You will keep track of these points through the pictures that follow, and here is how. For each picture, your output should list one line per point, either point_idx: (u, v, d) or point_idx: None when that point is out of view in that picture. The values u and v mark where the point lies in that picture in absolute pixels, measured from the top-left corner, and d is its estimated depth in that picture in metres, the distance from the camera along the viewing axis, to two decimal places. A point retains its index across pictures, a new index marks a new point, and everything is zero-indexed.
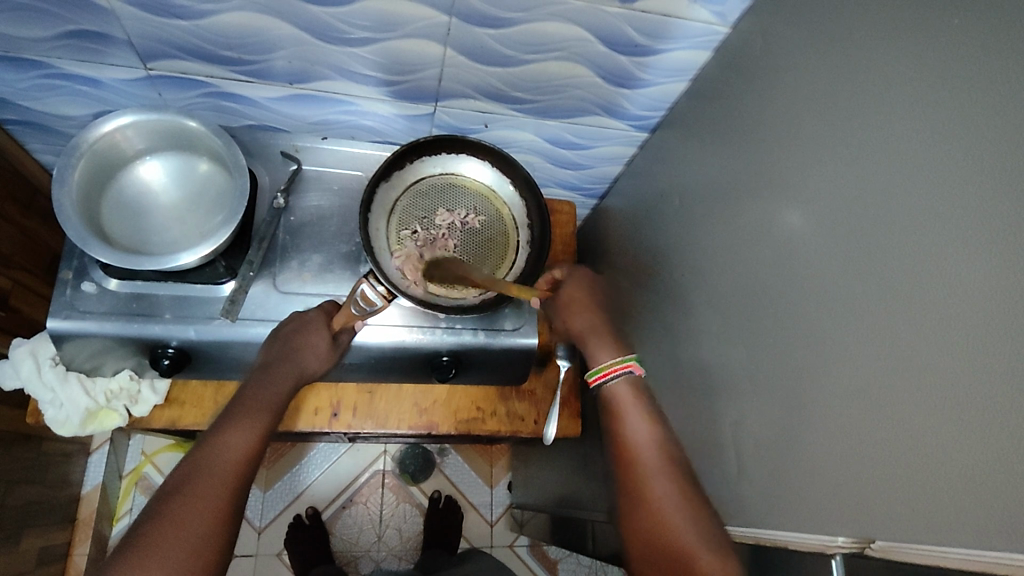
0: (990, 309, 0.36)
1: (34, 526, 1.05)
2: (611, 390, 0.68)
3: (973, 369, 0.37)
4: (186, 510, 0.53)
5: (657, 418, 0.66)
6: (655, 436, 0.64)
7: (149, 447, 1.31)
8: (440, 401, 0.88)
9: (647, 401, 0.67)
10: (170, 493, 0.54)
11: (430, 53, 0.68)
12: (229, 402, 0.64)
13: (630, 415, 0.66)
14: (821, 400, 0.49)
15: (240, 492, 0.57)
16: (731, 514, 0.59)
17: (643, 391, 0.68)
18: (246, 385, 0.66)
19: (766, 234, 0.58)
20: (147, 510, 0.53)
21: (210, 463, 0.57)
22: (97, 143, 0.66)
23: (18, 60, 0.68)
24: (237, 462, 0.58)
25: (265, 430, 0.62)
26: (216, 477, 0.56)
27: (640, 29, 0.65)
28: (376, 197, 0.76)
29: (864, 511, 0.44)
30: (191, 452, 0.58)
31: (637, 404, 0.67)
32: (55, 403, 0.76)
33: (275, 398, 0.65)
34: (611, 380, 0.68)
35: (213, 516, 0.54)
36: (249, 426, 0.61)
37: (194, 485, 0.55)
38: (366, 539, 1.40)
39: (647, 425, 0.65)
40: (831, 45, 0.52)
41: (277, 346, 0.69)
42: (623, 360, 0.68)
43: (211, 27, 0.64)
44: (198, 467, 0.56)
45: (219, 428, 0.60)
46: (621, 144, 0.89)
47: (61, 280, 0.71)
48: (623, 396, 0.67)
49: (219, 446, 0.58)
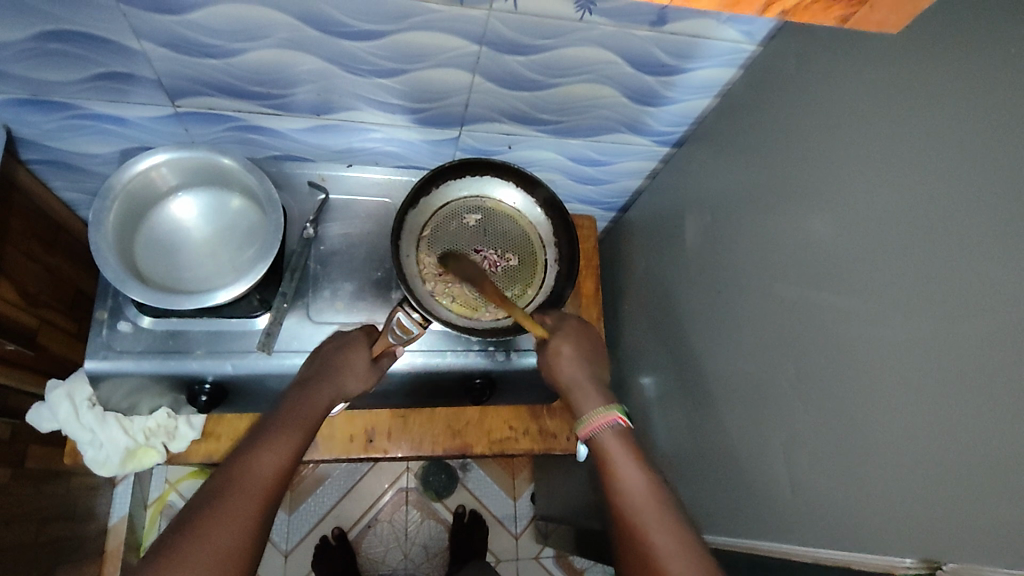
0: None
1: (65, 562, 1.05)
2: (600, 440, 0.64)
3: None
4: (216, 521, 0.52)
5: (649, 466, 0.62)
6: (646, 482, 0.60)
7: (172, 475, 1.31)
8: (473, 422, 0.88)
9: (637, 448, 0.63)
10: (208, 500, 0.54)
11: (457, 81, 0.68)
12: (269, 415, 0.63)
13: (620, 460, 0.62)
14: (869, 418, 0.49)
15: (269, 508, 0.56)
16: (781, 532, 0.59)
17: (636, 443, 0.64)
18: (285, 399, 0.65)
19: (803, 250, 0.58)
20: (181, 516, 0.53)
21: (241, 474, 0.56)
22: (131, 182, 0.66)
23: (46, 103, 0.68)
24: (272, 477, 0.57)
25: (302, 446, 0.61)
26: (250, 488, 0.55)
27: (668, 50, 0.66)
28: (406, 223, 0.76)
29: (924, 533, 0.44)
30: (225, 463, 0.58)
31: (625, 450, 0.62)
32: (93, 443, 0.75)
33: (315, 411, 0.64)
34: (595, 430, 0.64)
35: (244, 532, 0.53)
36: (288, 440, 0.60)
37: (230, 494, 0.54)
38: (392, 557, 1.40)
39: (639, 468, 0.61)
40: (864, 63, 0.52)
41: (318, 363, 0.69)
42: (610, 410, 0.65)
43: (239, 64, 0.64)
44: (237, 476, 0.56)
45: (257, 440, 0.59)
46: (643, 159, 0.89)
47: (96, 321, 0.71)
48: (612, 444, 0.63)
49: (258, 457, 0.58)
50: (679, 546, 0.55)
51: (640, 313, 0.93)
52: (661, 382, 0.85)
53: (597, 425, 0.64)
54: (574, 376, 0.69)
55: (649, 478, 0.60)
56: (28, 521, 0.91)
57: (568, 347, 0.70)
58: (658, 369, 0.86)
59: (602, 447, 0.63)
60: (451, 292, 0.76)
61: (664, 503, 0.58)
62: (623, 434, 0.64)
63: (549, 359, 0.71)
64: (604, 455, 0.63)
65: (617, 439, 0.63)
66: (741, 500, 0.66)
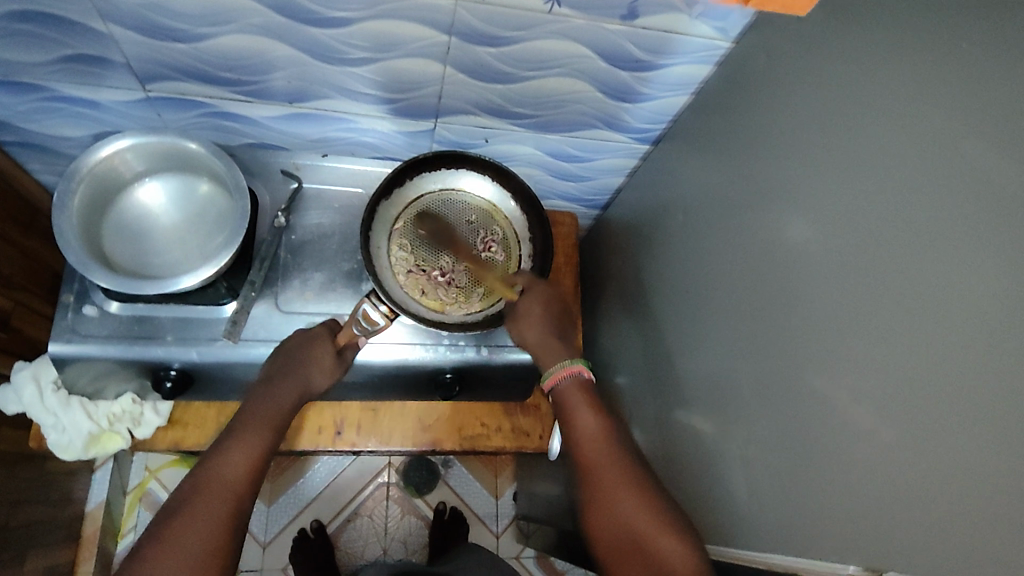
0: (997, 338, 0.36)
1: (38, 547, 1.04)
2: (563, 389, 0.67)
3: (980, 397, 0.36)
4: (186, 529, 0.53)
5: (604, 409, 0.66)
6: (602, 431, 0.64)
7: (152, 463, 1.31)
8: (444, 418, 0.87)
9: (593, 396, 0.67)
10: (174, 508, 0.55)
11: (429, 71, 0.68)
12: (233, 418, 0.63)
13: (578, 407, 0.66)
14: (826, 422, 0.48)
15: (241, 509, 0.57)
16: (739, 536, 0.58)
17: (595, 394, 0.67)
18: (247, 398, 0.65)
19: (770, 251, 0.57)
20: (151, 525, 0.54)
21: (209, 479, 0.57)
22: (97, 167, 0.66)
23: (17, 84, 0.68)
24: (238, 476, 0.58)
25: (268, 444, 0.62)
26: (216, 491, 0.56)
27: (641, 45, 0.65)
28: (377, 215, 0.76)
29: (874, 541, 0.43)
30: (192, 469, 0.58)
31: (582, 398, 0.66)
32: (57, 427, 0.75)
33: (280, 410, 0.65)
34: (558, 380, 0.68)
35: (214, 533, 0.54)
36: (251, 439, 0.61)
37: (197, 499, 0.55)
38: (371, 553, 1.39)
39: (593, 414, 0.65)
40: (833, 61, 0.51)
41: (280, 361, 0.68)
42: (573, 361, 0.68)
43: (209, 49, 0.64)
44: (203, 480, 0.57)
45: (220, 444, 0.60)
46: (623, 156, 0.88)
47: (62, 304, 0.71)
48: (573, 394, 0.66)
49: (222, 460, 0.58)
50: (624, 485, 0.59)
51: (617, 312, 0.93)
52: (634, 382, 0.85)
53: (560, 375, 0.68)
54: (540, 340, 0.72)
55: (602, 422, 0.64)
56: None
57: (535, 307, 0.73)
58: (632, 368, 0.86)
59: (564, 397, 0.67)
60: (426, 288, 0.76)
61: (614, 446, 0.63)
62: (584, 384, 0.68)
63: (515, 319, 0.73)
64: (566, 406, 0.66)
65: (579, 389, 0.67)
66: (704, 503, 0.65)
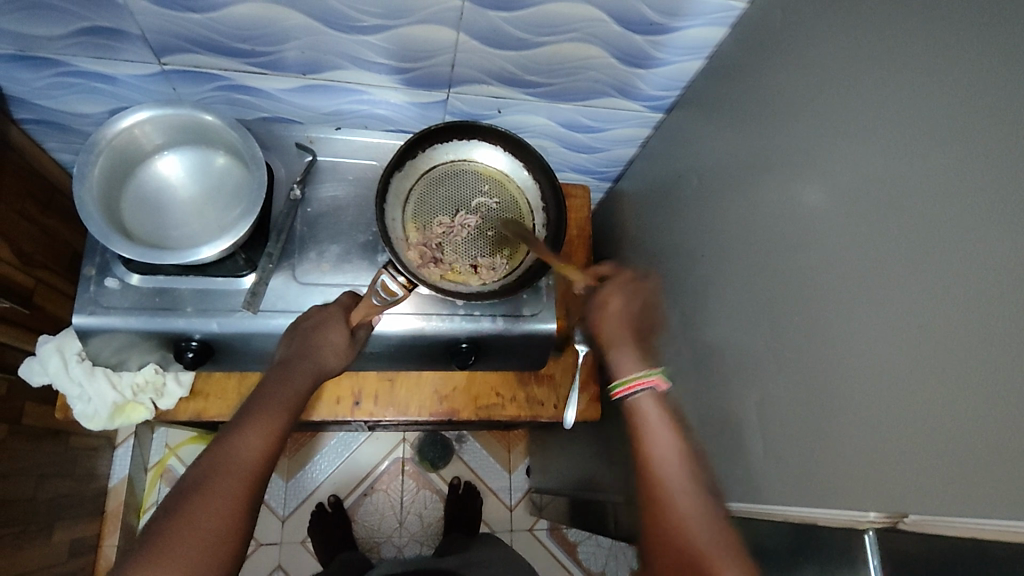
0: (1008, 282, 0.36)
1: (66, 519, 1.07)
2: (635, 403, 0.62)
3: (990, 342, 0.37)
4: (200, 509, 0.52)
5: (687, 437, 0.60)
6: (681, 456, 0.58)
7: (172, 440, 1.33)
8: (460, 388, 0.88)
9: (674, 416, 0.61)
10: (190, 486, 0.54)
11: (442, 38, 0.68)
12: (250, 394, 0.63)
13: (654, 427, 0.60)
14: (842, 376, 0.48)
15: (256, 492, 0.56)
16: (754, 494, 0.59)
17: (671, 410, 0.62)
18: (265, 380, 0.65)
19: (784, 213, 0.57)
20: (166, 502, 0.53)
21: (227, 461, 0.56)
22: (116, 139, 0.67)
23: (33, 59, 0.69)
24: (256, 460, 0.57)
25: (285, 428, 0.61)
26: (233, 474, 0.55)
27: (655, 7, 0.65)
28: (391, 187, 0.76)
29: (890, 488, 0.44)
30: (208, 449, 0.57)
31: (661, 417, 0.60)
32: (83, 398, 0.77)
33: (298, 393, 0.65)
34: (634, 392, 0.62)
35: (228, 517, 0.53)
36: (269, 422, 0.60)
37: (213, 480, 0.54)
38: (387, 525, 1.42)
39: (673, 439, 0.59)
40: (849, 14, 0.51)
41: (298, 341, 0.69)
42: (648, 374, 0.62)
43: (222, 19, 0.64)
44: (220, 461, 0.56)
45: (237, 424, 0.59)
46: (635, 126, 0.88)
47: (84, 277, 0.72)
48: (648, 410, 0.61)
49: (240, 440, 0.58)
50: (697, 508, 0.55)
51: None
52: None
53: (639, 386, 0.62)
54: (620, 330, 0.67)
55: (682, 448, 0.59)
56: (26, 477, 0.93)
57: (619, 299, 0.69)
58: None
59: (640, 413, 0.61)
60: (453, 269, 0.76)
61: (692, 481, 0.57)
62: (661, 400, 0.62)
63: (597, 308, 0.69)
64: (640, 423, 0.60)
65: (655, 406, 0.61)
66: (719, 464, 0.65)
